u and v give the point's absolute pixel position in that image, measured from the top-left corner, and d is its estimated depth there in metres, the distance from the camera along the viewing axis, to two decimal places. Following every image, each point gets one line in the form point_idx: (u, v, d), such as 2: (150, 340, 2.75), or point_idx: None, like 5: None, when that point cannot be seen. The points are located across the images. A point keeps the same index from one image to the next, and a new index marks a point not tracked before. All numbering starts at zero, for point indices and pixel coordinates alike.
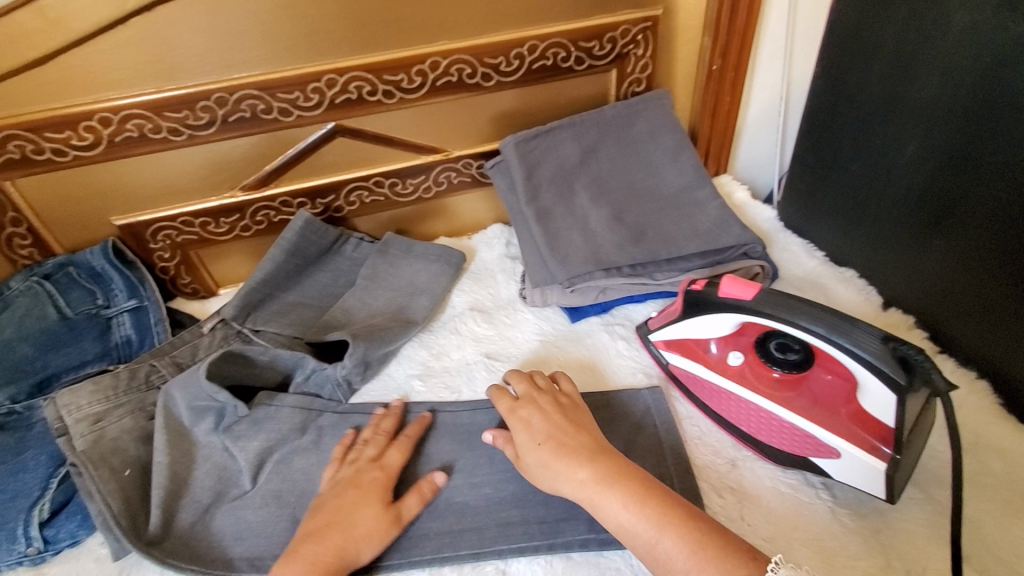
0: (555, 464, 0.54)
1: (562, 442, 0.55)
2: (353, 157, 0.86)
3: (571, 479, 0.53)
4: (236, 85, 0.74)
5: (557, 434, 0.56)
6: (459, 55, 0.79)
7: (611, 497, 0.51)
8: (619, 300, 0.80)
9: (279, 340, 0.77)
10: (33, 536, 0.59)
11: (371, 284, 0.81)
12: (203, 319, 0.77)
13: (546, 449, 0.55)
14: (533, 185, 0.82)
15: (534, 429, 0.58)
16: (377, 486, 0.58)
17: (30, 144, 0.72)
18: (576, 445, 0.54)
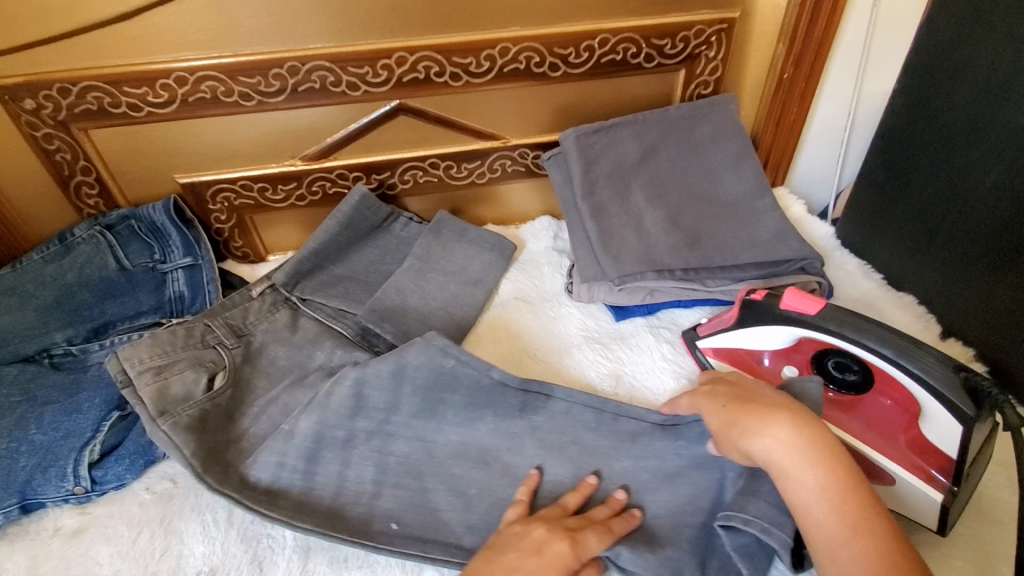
0: (743, 422, 0.52)
1: (750, 406, 0.53)
2: (413, 137, 0.86)
3: (767, 438, 0.50)
4: (309, 55, 0.75)
5: (748, 400, 0.54)
6: (529, 42, 0.78)
7: (813, 467, 0.48)
8: (665, 303, 0.79)
9: (326, 312, 0.78)
10: (82, 475, 0.60)
11: (412, 262, 0.81)
12: (255, 281, 0.79)
13: (733, 411, 0.54)
14: (590, 180, 0.80)
15: (716, 398, 0.57)
16: (557, 565, 0.49)
17: (108, 97, 0.74)
18: (767, 405, 0.53)
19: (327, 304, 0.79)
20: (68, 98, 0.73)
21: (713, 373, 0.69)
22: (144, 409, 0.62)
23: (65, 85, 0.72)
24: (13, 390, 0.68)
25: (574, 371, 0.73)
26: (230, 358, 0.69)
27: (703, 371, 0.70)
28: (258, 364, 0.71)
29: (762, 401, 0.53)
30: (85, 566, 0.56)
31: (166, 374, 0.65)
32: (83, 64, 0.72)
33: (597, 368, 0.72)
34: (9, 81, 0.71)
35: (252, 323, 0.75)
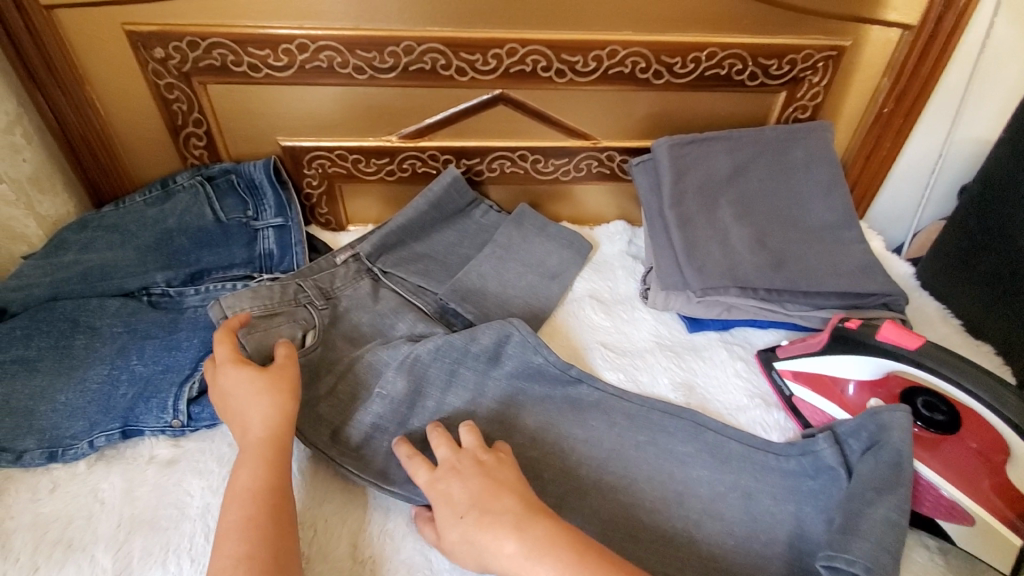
0: (477, 542, 0.50)
1: (485, 508, 0.51)
2: (506, 127, 0.88)
3: (500, 555, 0.49)
4: (425, 37, 0.77)
5: (480, 499, 0.52)
6: (638, 48, 0.79)
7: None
8: (742, 321, 0.80)
9: (406, 287, 0.80)
10: (180, 410, 0.64)
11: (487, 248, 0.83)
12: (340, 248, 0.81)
13: (470, 521, 0.51)
14: (680, 190, 0.81)
15: (453, 501, 0.53)
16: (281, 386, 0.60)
17: (232, 55, 0.77)
18: (501, 513, 0.51)
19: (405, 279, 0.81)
20: (195, 52, 0.77)
21: (787, 396, 0.69)
22: (247, 357, 0.64)
23: (194, 39, 0.76)
24: (116, 321, 0.71)
25: (645, 375, 0.73)
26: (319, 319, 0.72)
27: (778, 392, 0.70)
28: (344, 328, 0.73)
29: (495, 502, 0.51)
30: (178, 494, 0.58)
31: (266, 327, 0.68)
32: (214, 20, 0.75)
33: (671, 375, 0.73)
34: (144, 30, 0.75)
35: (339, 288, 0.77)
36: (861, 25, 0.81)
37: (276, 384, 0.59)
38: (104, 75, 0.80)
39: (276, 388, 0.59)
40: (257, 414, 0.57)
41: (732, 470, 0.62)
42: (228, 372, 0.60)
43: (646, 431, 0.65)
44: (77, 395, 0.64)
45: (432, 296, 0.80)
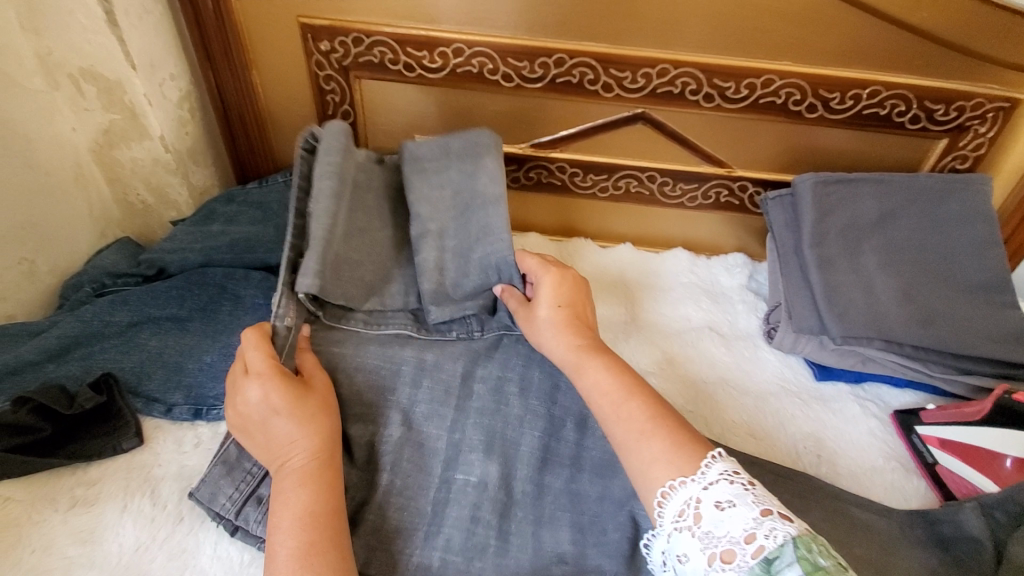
0: (557, 331, 0.63)
1: (570, 315, 0.65)
2: (641, 146, 0.86)
3: (564, 346, 0.62)
4: (580, 51, 0.77)
5: (574, 306, 0.66)
6: (795, 79, 0.77)
7: (590, 367, 0.59)
8: (876, 376, 0.75)
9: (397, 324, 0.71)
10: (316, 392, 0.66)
11: (424, 239, 0.70)
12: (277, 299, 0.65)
13: (553, 315, 0.65)
14: (822, 230, 0.77)
15: (548, 294, 0.67)
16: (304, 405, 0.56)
17: (391, 53, 0.81)
18: (578, 330, 0.64)
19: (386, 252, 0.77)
20: (358, 48, 0.81)
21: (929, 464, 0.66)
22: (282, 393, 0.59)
23: (360, 36, 0.80)
24: (257, 291, 0.76)
25: (770, 418, 0.70)
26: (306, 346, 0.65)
27: (918, 458, 0.67)
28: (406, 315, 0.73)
29: (576, 315, 0.65)
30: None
31: None
32: (380, 18, 0.78)
33: (798, 424, 0.69)
34: (316, 23, 0.79)
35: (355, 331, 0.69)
36: None
37: (310, 410, 0.56)
38: (269, 61, 0.85)
39: (308, 414, 0.55)
40: (284, 440, 0.54)
41: (853, 533, 0.58)
42: (244, 406, 0.55)
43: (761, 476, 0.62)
44: (220, 358, 0.68)
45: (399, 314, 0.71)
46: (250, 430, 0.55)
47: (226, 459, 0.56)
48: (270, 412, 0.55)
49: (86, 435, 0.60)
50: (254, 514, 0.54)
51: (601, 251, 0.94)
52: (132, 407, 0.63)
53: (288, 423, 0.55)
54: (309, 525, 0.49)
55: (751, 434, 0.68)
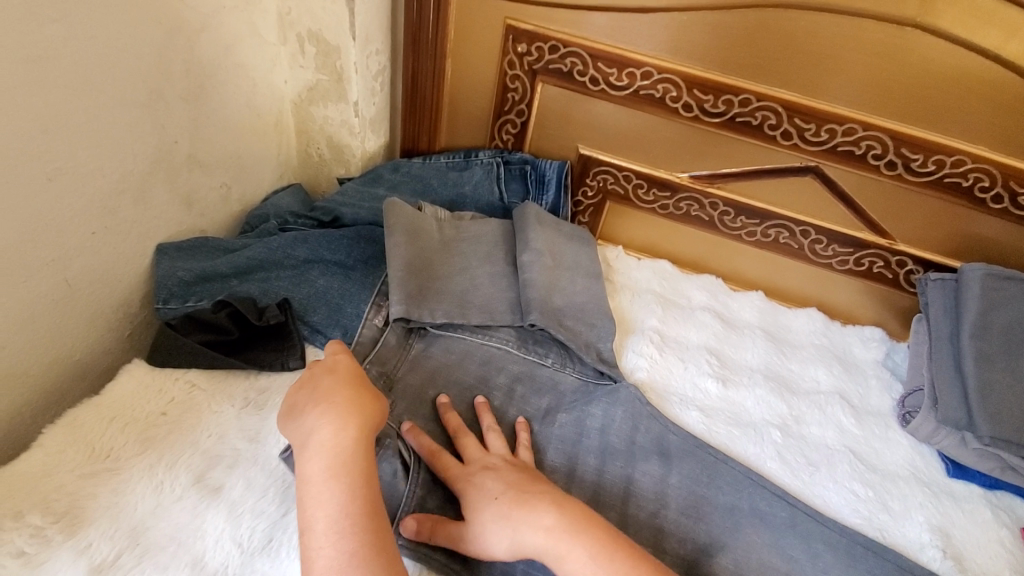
0: (515, 517, 0.51)
1: (521, 493, 0.54)
2: (801, 200, 0.86)
3: (537, 527, 0.51)
4: (768, 96, 0.79)
5: (520, 486, 0.54)
6: (991, 164, 0.74)
7: (577, 549, 0.50)
8: (1017, 490, 0.70)
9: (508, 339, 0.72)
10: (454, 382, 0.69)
11: (531, 263, 0.77)
12: (370, 307, 0.71)
13: (503, 502, 0.53)
14: (986, 324, 0.74)
15: (486, 489, 0.55)
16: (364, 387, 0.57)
17: (582, 66, 0.86)
18: (536, 497, 0.53)
19: (488, 268, 0.78)
20: (552, 55, 0.86)
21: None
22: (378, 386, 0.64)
23: (557, 44, 0.85)
24: None
25: (897, 504, 0.67)
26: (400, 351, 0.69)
27: None
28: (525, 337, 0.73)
29: (530, 489, 0.54)
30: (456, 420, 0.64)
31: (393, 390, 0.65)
32: (583, 32, 0.83)
33: (927, 514, 0.66)
34: (521, 26, 0.86)
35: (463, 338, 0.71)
36: None
37: (348, 394, 0.55)
38: (466, 52, 0.92)
39: (346, 397, 0.55)
40: (314, 420, 0.53)
41: None
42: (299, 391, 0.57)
43: (865, 560, 0.61)
44: None
45: (504, 329, 0.73)
46: (294, 411, 0.55)
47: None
48: (319, 387, 0.56)
49: (265, 348, 0.68)
50: None
51: (731, 293, 0.93)
52: (301, 333, 0.70)
53: (328, 405, 0.54)
54: (345, 529, 0.46)
55: (871, 514, 0.65)
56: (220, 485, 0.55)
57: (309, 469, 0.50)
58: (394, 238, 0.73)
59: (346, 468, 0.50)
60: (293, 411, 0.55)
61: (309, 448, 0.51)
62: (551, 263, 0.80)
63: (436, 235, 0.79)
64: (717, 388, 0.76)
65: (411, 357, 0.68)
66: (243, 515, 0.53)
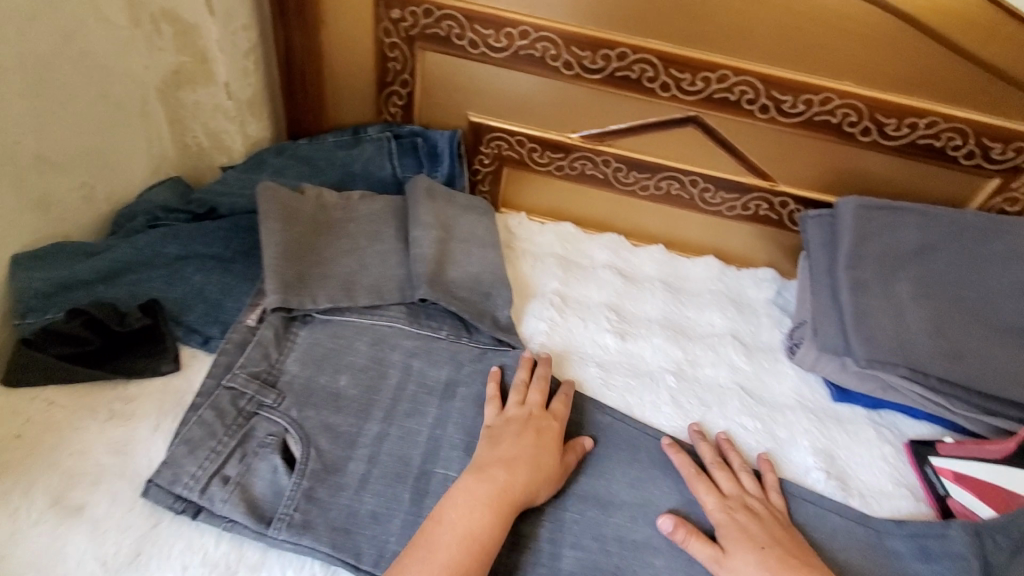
0: None
1: (792, 559, 0.55)
2: (688, 149, 0.87)
3: None
4: (644, 47, 0.78)
5: (786, 544, 0.56)
6: (854, 100, 0.77)
7: None
8: (895, 405, 0.75)
9: (399, 316, 0.69)
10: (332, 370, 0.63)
11: (423, 237, 0.76)
12: (245, 307, 0.66)
13: (773, 556, 0.55)
14: (858, 255, 0.77)
15: (749, 532, 0.57)
16: (551, 437, 0.60)
17: (458, 29, 0.83)
18: (801, 562, 0.55)
19: (378, 246, 0.76)
20: (427, 20, 0.83)
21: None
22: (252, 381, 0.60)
23: (431, 8, 0.82)
24: None
25: (784, 431, 0.70)
26: (278, 340, 0.64)
27: (930, 488, 0.65)
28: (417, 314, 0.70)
29: (802, 554, 0.56)
30: (349, 405, 0.62)
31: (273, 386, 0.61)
32: None
33: (809, 437, 0.70)
34: None
35: (352, 319, 0.68)
36: None
37: (546, 448, 0.59)
38: (339, 23, 0.87)
39: (543, 449, 0.58)
40: (503, 451, 0.57)
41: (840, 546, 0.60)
42: (511, 426, 0.60)
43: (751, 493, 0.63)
44: None
45: (394, 307, 0.70)
46: (496, 437, 0.59)
47: (189, 439, 0.55)
48: (518, 431, 0.60)
49: (132, 354, 0.64)
50: (219, 494, 0.53)
51: (633, 249, 0.94)
52: (173, 334, 0.66)
53: (531, 448, 0.58)
54: (471, 548, 0.50)
55: (761, 443, 0.68)
56: (82, 504, 0.52)
57: (468, 485, 0.54)
58: (267, 225, 0.70)
59: (507, 500, 0.53)
60: (494, 439, 0.59)
61: (485, 474, 0.55)
62: (444, 235, 0.78)
63: (315, 217, 0.76)
64: (615, 341, 0.77)
65: (298, 344, 0.65)
66: (107, 533, 0.51)
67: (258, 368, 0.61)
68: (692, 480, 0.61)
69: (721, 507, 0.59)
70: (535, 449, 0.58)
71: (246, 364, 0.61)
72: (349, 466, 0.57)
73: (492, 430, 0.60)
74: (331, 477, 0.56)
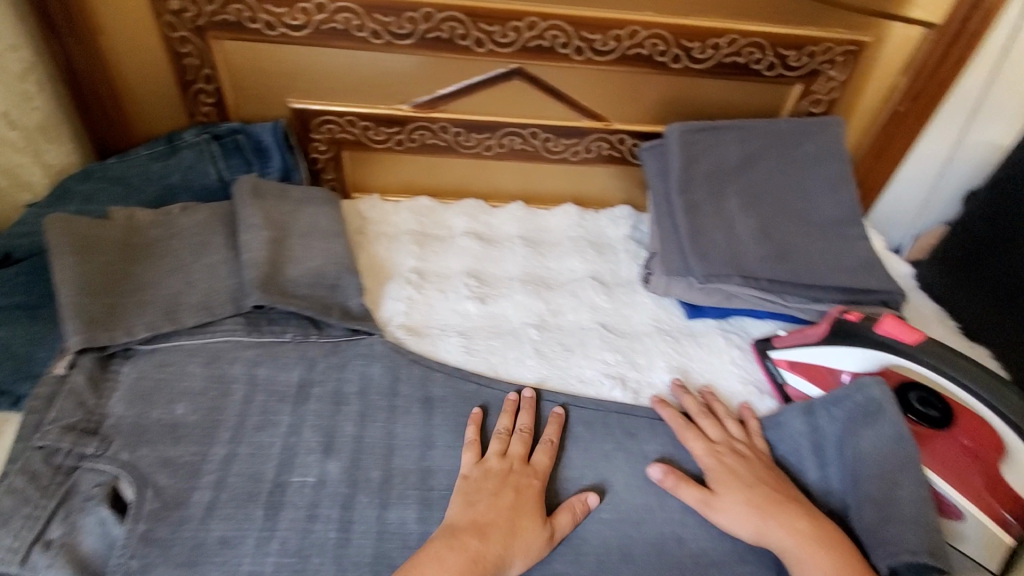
0: (766, 513, 0.56)
1: (773, 496, 0.57)
2: (520, 102, 0.87)
3: (786, 529, 0.55)
4: (446, 4, 0.76)
5: (771, 483, 0.59)
6: (658, 30, 0.79)
7: (821, 558, 0.53)
8: (740, 311, 0.80)
9: (235, 328, 0.66)
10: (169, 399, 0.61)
11: (252, 240, 0.72)
12: (56, 354, 0.62)
13: (759, 496, 0.57)
14: (688, 178, 0.81)
15: (738, 475, 0.59)
16: (530, 494, 0.56)
17: (249, 12, 0.77)
18: (787, 500, 0.57)
19: (204, 259, 0.71)
20: (213, 8, 0.76)
21: (916, 420, 0.61)
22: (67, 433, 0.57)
23: None
24: None
25: (642, 358, 0.74)
26: (96, 383, 0.61)
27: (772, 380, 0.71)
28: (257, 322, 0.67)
29: (785, 490, 0.58)
30: (189, 433, 0.59)
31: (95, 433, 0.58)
32: None
33: (666, 358, 0.74)
34: None
35: (183, 343, 0.65)
36: (883, 21, 0.81)
37: (525, 505, 0.55)
38: (118, 25, 0.79)
39: (523, 506, 0.55)
40: (478, 507, 0.54)
41: None
42: (488, 480, 0.57)
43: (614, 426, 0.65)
44: None
45: (228, 320, 0.66)
46: (472, 493, 0.56)
47: None
48: (496, 483, 0.56)
49: None
50: (42, 561, 0.50)
51: (491, 211, 0.93)
52: None
53: (513, 503, 0.55)
54: None
55: (623, 375, 0.71)
56: None
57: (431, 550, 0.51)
58: (61, 260, 0.65)
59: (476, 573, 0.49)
60: (469, 495, 0.56)
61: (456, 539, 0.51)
62: (278, 234, 0.74)
63: (124, 242, 0.70)
64: (476, 307, 0.77)
65: (121, 382, 0.62)
66: None
67: (74, 419, 0.58)
68: (682, 429, 0.64)
69: (709, 452, 0.62)
70: (515, 505, 0.55)
71: (59, 417, 0.57)
72: (195, 497, 0.55)
73: (467, 484, 0.57)
74: (172, 513, 0.54)
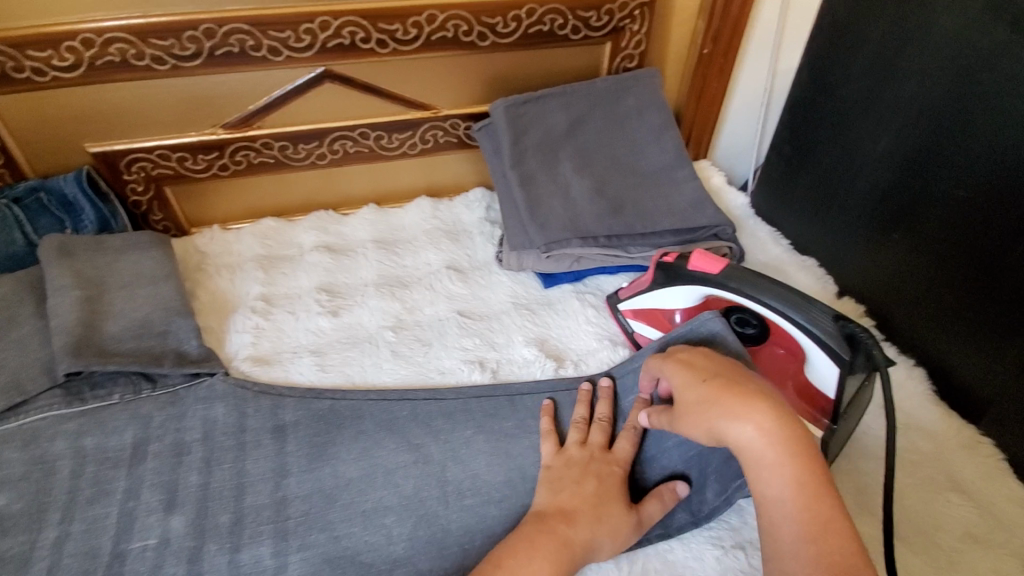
0: (716, 405, 0.49)
1: (731, 384, 0.50)
2: (340, 104, 0.85)
3: (740, 426, 0.47)
4: (227, 17, 0.72)
5: (730, 374, 0.52)
6: (456, 10, 0.79)
7: (784, 458, 0.45)
8: (591, 270, 0.82)
9: (52, 403, 0.62)
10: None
11: (62, 303, 0.67)
12: None
13: (716, 386, 0.51)
14: (519, 150, 0.82)
15: (691, 376, 0.53)
16: (612, 481, 0.56)
17: (9, 61, 0.70)
18: (752, 390, 0.50)
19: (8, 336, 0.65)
20: None
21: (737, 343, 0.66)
22: None
23: None
24: None
25: (501, 336, 0.75)
26: None
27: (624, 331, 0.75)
28: (80, 390, 0.63)
29: (745, 379, 0.51)
30: (13, 524, 0.55)
31: None
32: None
33: (524, 332, 0.75)
34: None
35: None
36: None
37: (611, 489, 0.55)
38: None
39: (610, 491, 0.55)
40: (565, 499, 0.54)
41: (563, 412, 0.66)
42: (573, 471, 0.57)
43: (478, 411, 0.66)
44: None
45: (45, 395, 0.62)
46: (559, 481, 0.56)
47: None
48: (580, 473, 0.56)
49: None
50: None
51: (342, 219, 0.90)
52: None
53: (603, 493, 0.54)
54: None
55: (483, 358, 0.72)
56: None
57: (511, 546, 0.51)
58: None
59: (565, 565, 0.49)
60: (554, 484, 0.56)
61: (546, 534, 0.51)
62: (93, 291, 0.69)
63: None
64: (329, 321, 0.75)
65: None
66: None
67: None
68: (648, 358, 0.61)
69: (667, 361, 0.57)
70: (607, 495, 0.54)
71: None
72: None
73: (551, 474, 0.57)
74: None
